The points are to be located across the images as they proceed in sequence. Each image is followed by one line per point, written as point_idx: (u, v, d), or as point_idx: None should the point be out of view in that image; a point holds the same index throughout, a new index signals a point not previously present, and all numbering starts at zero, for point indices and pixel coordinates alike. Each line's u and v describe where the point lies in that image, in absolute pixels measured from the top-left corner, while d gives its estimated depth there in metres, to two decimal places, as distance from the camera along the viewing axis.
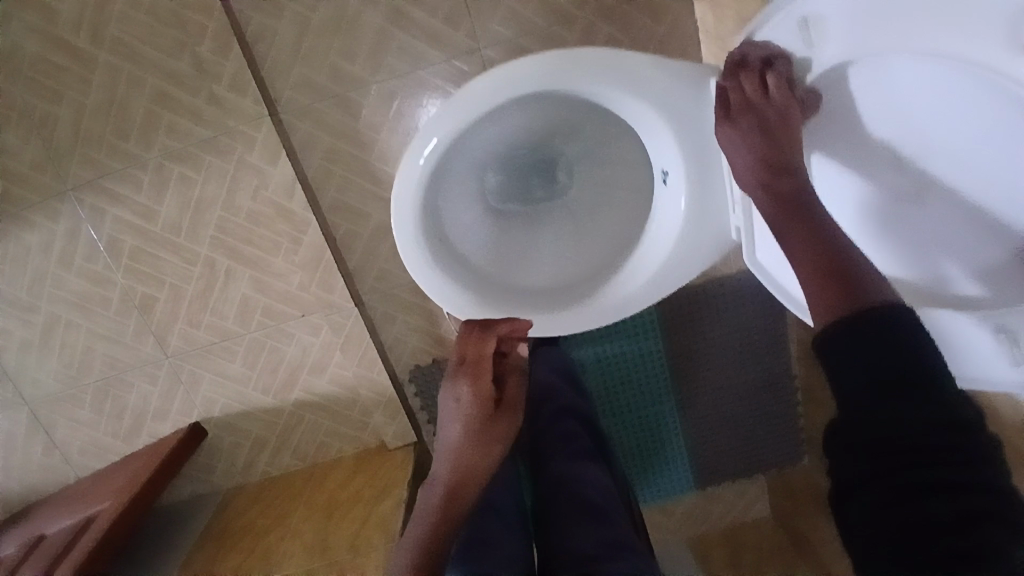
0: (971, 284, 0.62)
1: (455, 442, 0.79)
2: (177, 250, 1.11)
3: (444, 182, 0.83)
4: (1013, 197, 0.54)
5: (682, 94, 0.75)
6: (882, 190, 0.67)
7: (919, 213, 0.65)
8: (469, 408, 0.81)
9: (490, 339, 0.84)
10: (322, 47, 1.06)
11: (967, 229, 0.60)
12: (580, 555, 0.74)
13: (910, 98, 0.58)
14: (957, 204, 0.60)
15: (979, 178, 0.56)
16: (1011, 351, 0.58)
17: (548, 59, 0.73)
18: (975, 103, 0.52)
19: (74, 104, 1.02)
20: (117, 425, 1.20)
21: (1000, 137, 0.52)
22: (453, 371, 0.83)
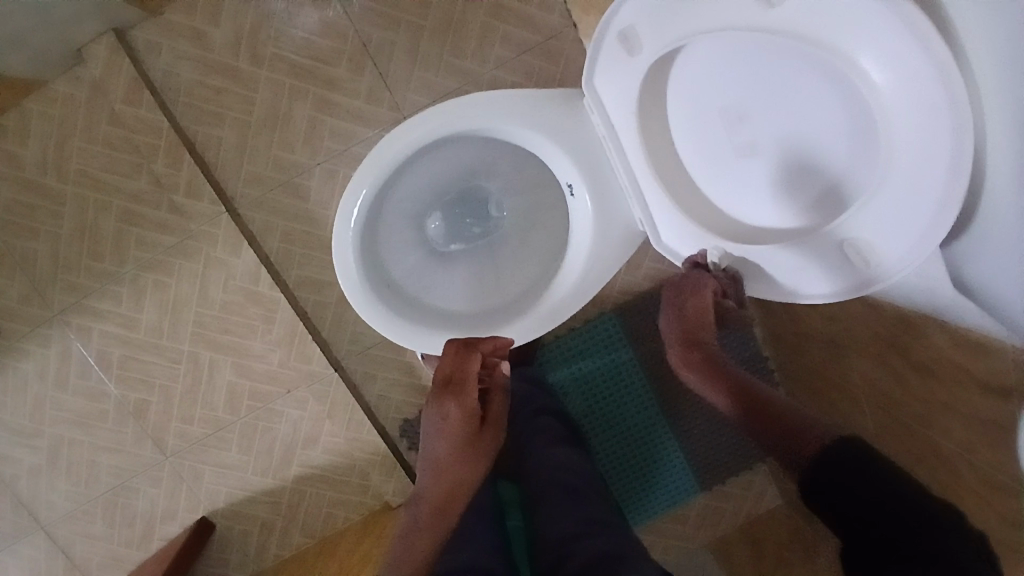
0: (809, 214, 0.64)
1: (441, 458, 0.82)
2: (162, 352, 1.18)
3: (381, 233, 0.90)
4: (833, 124, 0.58)
5: (562, 115, 0.83)
6: (721, 151, 0.71)
7: (752, 164, 0.68)
8: (456, 427, 0.82)
9: (473, 358, 0.83)
10: (262, 143, 1.16)
11: (802, 164, 0.63)
12: (561, 534, 0.79)
13: (723, 65, 0.65)
14: (785, 145, 0.64)
15: (797, 118, 0.61)
16: (857, 256, 0.61)
17: (441, 108, 0.83)
18: (777, 53, 0.59)
19: (50, 238, 1.13)
20: (130, 534, 1.23)
21: (804, 73, 0.58)
22: (437, 391, 0.84)
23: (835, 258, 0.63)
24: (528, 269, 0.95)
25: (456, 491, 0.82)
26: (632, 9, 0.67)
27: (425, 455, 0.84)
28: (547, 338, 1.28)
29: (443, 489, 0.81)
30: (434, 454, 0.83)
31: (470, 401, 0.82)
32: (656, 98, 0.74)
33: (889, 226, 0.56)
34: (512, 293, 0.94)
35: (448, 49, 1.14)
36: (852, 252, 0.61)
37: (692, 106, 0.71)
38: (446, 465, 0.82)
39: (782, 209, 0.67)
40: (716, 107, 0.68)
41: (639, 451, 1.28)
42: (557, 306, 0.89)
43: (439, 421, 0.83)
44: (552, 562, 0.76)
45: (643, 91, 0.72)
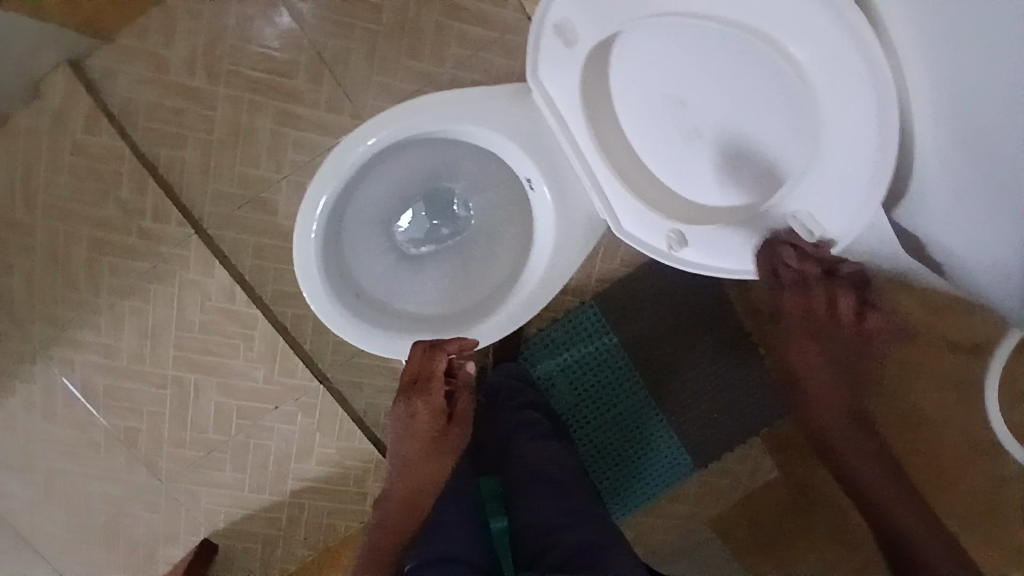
0: (757, 190, 0.66)
1: (406, 455, 0.85)
2: (145, 378, 1.18)
3: (346, 243, 0.90)
4: (767, 102, 0.59)
5: (513, 110, 0.83)
6: (668, 136, 0.71)
7: (698, 146, 0.69)
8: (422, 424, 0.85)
9: (439, 359, 0.84)
10: (227, 161, 1.16)
11: (746, 142, 0.64)
12: (540, 525, 0.81)
13: (659, 52, 0.65)
14: (726, 125, 0.65)
15: (734, 98, 0.62)
16: (803, 227, 0.63)
17: (392, 114, 0.83)
18: (706, 37, 0.59)
19: (24, 273, 1.13)
20: (132, 558, 1.24)
21: (734, 56, 0.58)
22: (404, 390, 0.86)
23: (785, 231, 0.65)
24: (498, 264, 0.96)
25: (422, 489, 0.84)
26: (562, 3, 0.67)
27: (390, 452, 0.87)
28: (530, 330, 1.28)
29: (409, 486, 0.84)
30: (400, 450, 0.85)
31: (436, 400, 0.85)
32: (599, 89, 0.75)
33: (830, 198, 0.58)
34: (484, 290, 0.95)
35: (404, 52, 1.14)
36: (799, 224, 0.63)
37: (635, 94, 0.72)
38: (411, 462, 0.85)
39: (732, 186, 0.68)
40: (656, 94, 0.69)
41: (630, 434, 1.28)
42: (527, 301, 0.89)
43: (406, 419, 0.85)
44: (533, 557, 0.79)
45: (585, 83, 0.73)
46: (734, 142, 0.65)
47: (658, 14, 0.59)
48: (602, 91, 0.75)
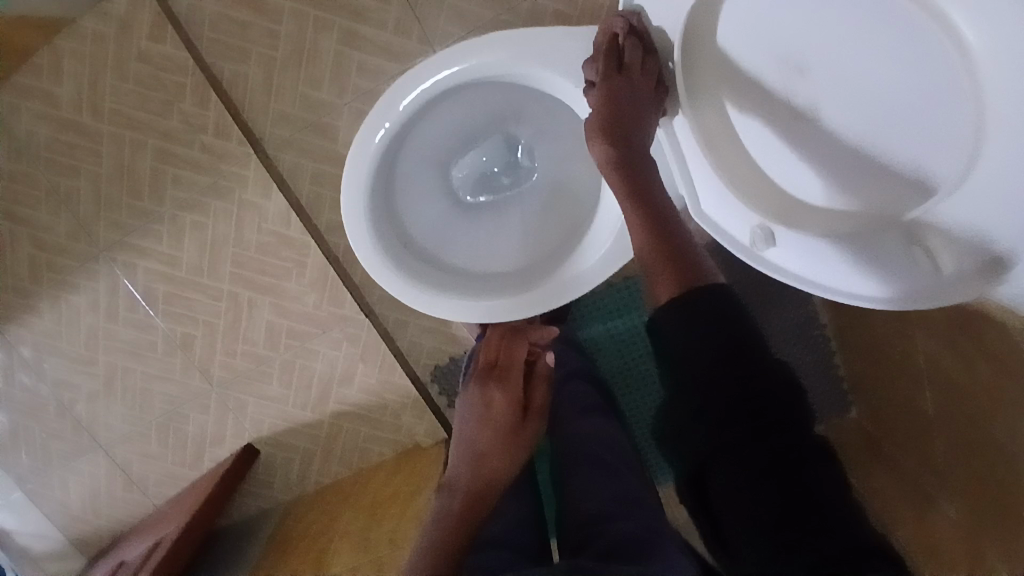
0: (866, 199, 0.60)
1: (480, 441, 0.83)
2: (202, 290, 1.20)
3: (399, 186, 0.86)
4: (924, 106, 0.53)
5: (593, 59, 0.75)
6: (773, 114, 0.63)
7: (808, 134, 0.61)
8: (497, 409, 0.85)
9: (518, 346, 0.91)
10: (290, 80, 1.11)
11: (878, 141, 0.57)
12: (593, 513, 0.77)
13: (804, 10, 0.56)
14: (857, 120, 0.58)
15: (885, 88, 0.55)
16: (912, 251, 0.59)
17: (459, 51, 0.76)
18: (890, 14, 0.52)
19: (91, 176, 1.14)
20: (183, 454, 1.31)
21: (904, 45, 0.52)
22: (483, 376, 0.89)
23: (891, 252, 0.60)
24: (558, 225, 0.89)
25: (493, 477, 0.80)
26: None
27: (460, 441, 0.85)
28: (583, 292, 1.21)
29: (480, 473, 0.80)
30: (473, 436, 0.84)
31: (514, 385, 0.87)
32: (699, 42, 0.66)
33: (965, 223, 0.54)
34: (541, 250, 0.89)
35: None
36: (917, 243, 0.58)
37: (740, 57, 0.63)
38: (484, 449, 0.82)
39: (843, 190, 0.61)
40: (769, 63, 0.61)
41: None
42: (581, 272, 0.83)
43: (483, 405, 0.86)
44: (583, 534, 0.75)
45: (685, 33, 0.65)
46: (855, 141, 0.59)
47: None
48: (702, 44, 0.66)
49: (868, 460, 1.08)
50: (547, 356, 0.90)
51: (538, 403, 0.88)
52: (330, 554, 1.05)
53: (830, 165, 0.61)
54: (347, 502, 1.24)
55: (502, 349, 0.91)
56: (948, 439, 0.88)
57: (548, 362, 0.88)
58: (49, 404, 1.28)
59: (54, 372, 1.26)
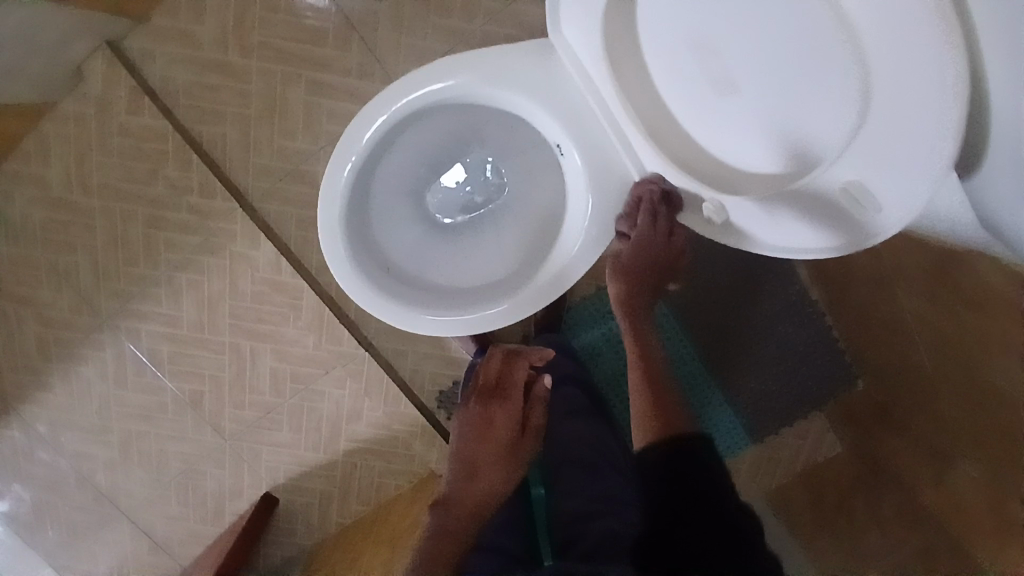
0: (802, 155, 0.59)
1: (477, 455, 0.79)
2: (205, 345, 1.24)
3: (374, 218, 0.89)
4: (825, 63, 0.53)
5: (537, 68, 0.79)
6: (703, 91, 0.65)
7: (737, 104, 0.63)
8: (497, 426, 0.81)
9: (519, 365, 0.87)
10: (265, 134, 1.16)
11: (795, 98, 0.57)
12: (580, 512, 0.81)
13: None
14: (772, 82, 0.58)
15: (788, 51, 0.55)
16: (852, 203, 0.56)
17: (408, 82, 0.81)
18: None
19: (89, 250, 1.19)
20: (204, 511, 1.33)
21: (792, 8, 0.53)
22: (481, 394, 0.84)
23: (830, 208, 0.58)
24: (532, 234, 0.92)
25: (486, 496, 0.76)
26: None
27: (454, 457, 0.81)
28: (573, 299, 1.22)
29: (473, 491, 0.77)
30: (469, 451, 0.80)
31: (512, 404, 0.82)
32: (625, 35, 0.69)
33: (883, 170, 0.51)
34: (518, 260, 0.91)
35: (433, 12, 1.10)
36: (847, 196, 0.56)
37: (661, 45, 0.67)
38: (481, 462, 0.79)
39: (782, 150, 0.60)
40: (689, 43, 0.64)
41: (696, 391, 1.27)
42: (559, 273, 0.85)
43: (481, 423, 0.82)
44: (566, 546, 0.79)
45: (608, 27, 0.68)
46: (782, 101, 0.58)
47: None
48: (625, 35, 0.69)
49: (880, 428, 1.11)
50: (545, 377, 0.84)
51: (537, 423, 0.81)
52: None
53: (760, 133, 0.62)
54: (369, 536, 1.26)
55: (502, 370, 0.87)
56: (950, 394, 0.89)
57: (548, 381, 0.83)
58: (70, 477, 1.31)
59: (71, 445, 1.29)
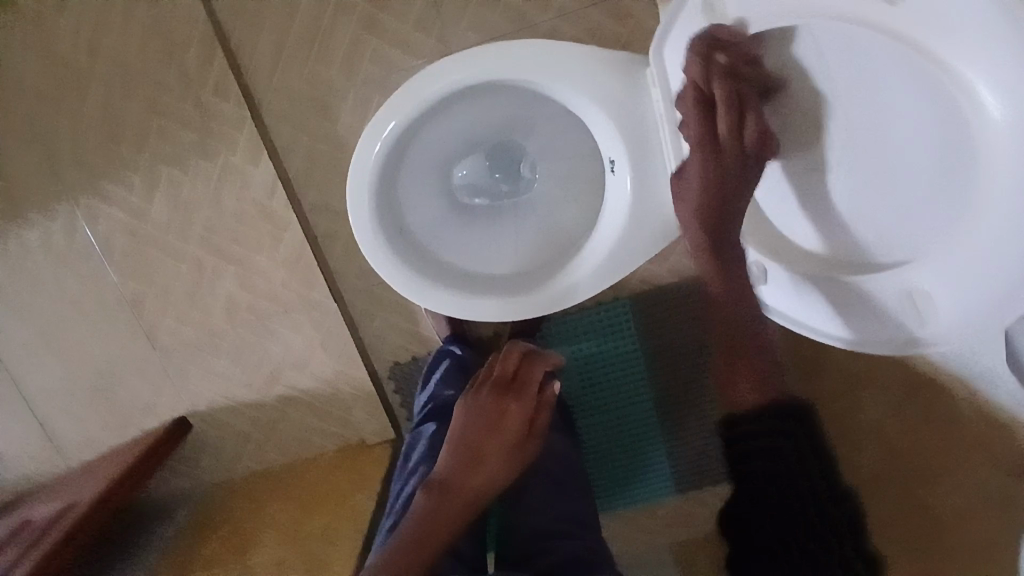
0: (879, 247, 0.59)
1: (482, 445, 0.74)
2: (166, 249, 1.16)
3: (403, 178, 0.86)
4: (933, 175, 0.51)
5: (617, 84, 0.77)
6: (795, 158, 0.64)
7: (825, 181, 0.62)
8: (508, 420, 0.76)
9: (536, 368, 0.83)
10: (300, 53, 1.08)
11: (885, 197, 0.57)
12: (536, 530, 0.78)
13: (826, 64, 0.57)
14: (870, 171, 0.57)
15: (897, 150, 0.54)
16: (913, 308, 0.57)
17: (483, 54, 0.77)
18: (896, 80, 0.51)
19: (73, 114, 1.09)
20: (110, 419, 1.25)
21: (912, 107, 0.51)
22: (497, 385, 0.80)
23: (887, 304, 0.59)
24: (553, 239, 0.90)
25: (486, 487, 0.72)
26: None
27: (453, 442, 0.75)
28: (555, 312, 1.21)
29: (473, 479, 0.72)
30: (474, 437, 0.74)
31: (529, 402, 0.78)
32: None
33: (959, 288, 0.52)
34: (532, 262, 0.91)
35: None
36: (909, 302, 0.57)
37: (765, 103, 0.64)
38: (484, 453, 0.73)
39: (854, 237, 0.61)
40: (796, 107, 0.62)
41: (640, 434, 1.23)
42: (569, 286, 0.85)
43: (493, 412, 0.77)
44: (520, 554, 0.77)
45: None
46: (876, 193, 0.57)
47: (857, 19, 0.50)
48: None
49: None
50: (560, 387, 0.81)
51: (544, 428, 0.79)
52: (254, 547, 1.06)
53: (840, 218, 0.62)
54: (280, 489, 1.21)
55: (519, 367, 0.83)
56: None
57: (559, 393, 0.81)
58: None
59: None
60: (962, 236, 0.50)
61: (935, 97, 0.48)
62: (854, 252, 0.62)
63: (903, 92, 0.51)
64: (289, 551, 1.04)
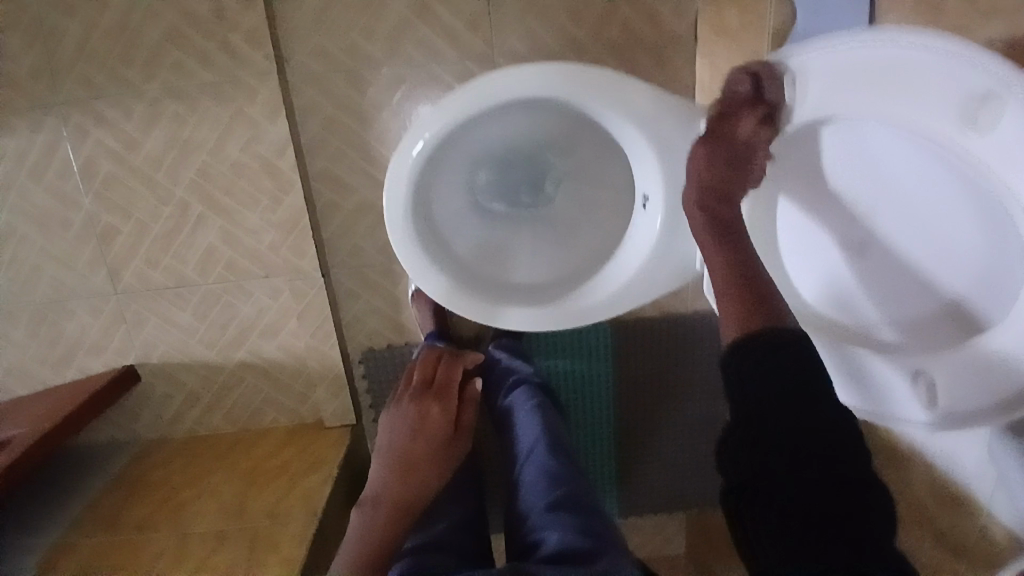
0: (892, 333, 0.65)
1: (411, 450, 0.89)
2: (152, 186, 1.09)
3: (440, 167, 0.86)
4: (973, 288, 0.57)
5: (672, 126, 0.80)
6: (830, 237, 0.69)
7: (858, 266, 0.67)
8: (429, 423, 0.93)
9: (453, 369, 1.00)
10: (344, 20, 1.06)
11: (916, 293, 0.62)
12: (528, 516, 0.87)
13: (880, 167, 0.62)
14: (900, 266, 0.63)
15: (936, 254, 0.59)
16: (922, 392, 0.61)
17: (557, 71, 0.77)
18: (946, 198, 0.57)
19: (83, 26, 1.01)
20: (51, 352, 1.17)
21: (961, 225, 0.56)
22: (420, 392, 0.96)
23: (885, 387, 0.65)
24: (565, 257, 0.94)
25: (418, 491, 0.85)
26: (817, 58, 0.64)
27: (387, 451, 0.91)
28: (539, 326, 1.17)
29: (405, 485, 0.85)
30: (405, 445, 0.90)
31: (449, 402, 0.94)
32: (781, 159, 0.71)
33: (973, 386, 0.56)
34: (542, 276, 0.93)
35: (567, 9, 1.08)
36: (914, 387, 0.62)
37: (809, 187, 0.70)
38: (415, 458, 0.89)
39: (871, 323, 0.67)
40: (839, 197, 0.67)
41: (593, 458, 1.25)
42: (583, 310, 0.87)
43: (416, 418, 0.93)
44: (525, 547, 0.83)
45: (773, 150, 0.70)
46: (905, 287, 0.63)
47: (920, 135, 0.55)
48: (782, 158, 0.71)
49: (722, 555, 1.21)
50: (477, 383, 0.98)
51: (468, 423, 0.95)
52: (188, 519, 1.06)
53: (864, 304, 0.68)
54: (224, 458, 1.19)
55: (440, 371, 1.00)
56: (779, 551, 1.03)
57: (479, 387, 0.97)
58: None
59: None
60: (991, 349, 0.55)
61: (985, 220, 0.53)
62: (868, 335, 0.68)
63: (950, 212, 0.57)
64: (231, 526, 1.04)
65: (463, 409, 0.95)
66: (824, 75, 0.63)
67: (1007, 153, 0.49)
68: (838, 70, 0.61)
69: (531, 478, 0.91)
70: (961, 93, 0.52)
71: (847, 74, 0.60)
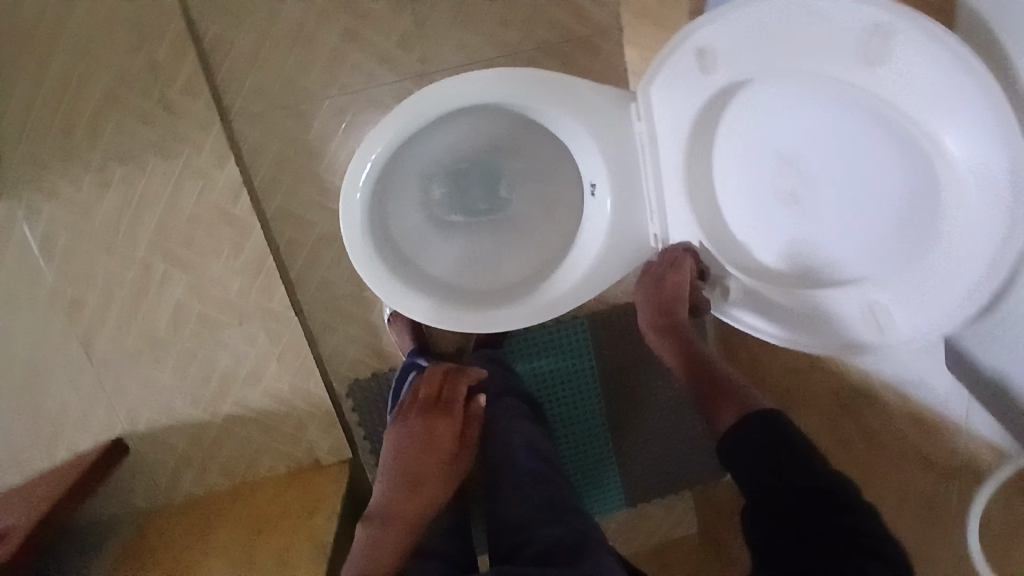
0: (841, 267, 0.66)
1: (415, 469, 0.87)
2: (112, 252, 1.09)
3: (390, 187, 0.88)
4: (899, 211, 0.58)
5: (606, 113, 0.83)
6: (768, 187, 0.71)
7: (797, 212, 0.69)
8: (438, 440, 0.89)
9: (458, 384, 0.95)
10: (278, 60, 1.08)
11: (853, 227, 0.64)
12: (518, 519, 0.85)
13: (802, 113, 0.64)
14: (832, 205, 0.65)
15: (865, 187, 0.61)
16: (875, 322, 0.63)
17: (486, 76, 0.80)
18: (866, 129, 0.59)
19: (23, 105, 1.02)
20: (34, 435, 1.16)
21: (882, 155, 0.58)
22: (424, 408, 0.92)
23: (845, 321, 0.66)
24: (528, 255, 0.95)
25: (423, 509, 0.84)
26: (714, 29, 0.66)
27: (391, 468, 0.88)
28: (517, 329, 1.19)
29: (408, 503, 0.84)
30: (408, 463, 0.87)
31: (455, 417, 0.90)
32: (708, 126, 0.74)
33: (926, 302, 0.57)
34: (509, 276, 0.95)
35: (492, 18, 1.11)
36: (870, 318, 0.63)
37: (741, 146, 0.72)
38: (419, 477, 0.87)
39: (813, 267, 0.69)
40: (770, 148, 0.69)
41: (591, 450, 1.25)
42: (551, 302, 0.89)
43: (423, 435, 0.89)
44: (515, 543, 0.82)
45: (697, 120, 0.74)
46: (839, 222, 0.65)
47: (833, 77, 0.57)
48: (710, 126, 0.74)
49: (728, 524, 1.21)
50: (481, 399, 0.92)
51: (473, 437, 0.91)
52: None
53: (808, 247, 0.69)
54: (226, 513, 1.18)
55: (444, 386, 0.95)
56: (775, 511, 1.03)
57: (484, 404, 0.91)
58: None
59: None
60: (930, 266, 0.56)
61: (902, 143, 0.55)
62: (817, 274, 0.69)
63: (872, 142, 0.59)
64: None
65: (469, 425, 0.91)
66: (733, 38, 0.65)
67: (914, 76, 0.51)
68: (746, 32, 0.63)
69: (519, 479, 0.90)
70: (858, 32, 0.54)
71: (755, 34, 0.63)
